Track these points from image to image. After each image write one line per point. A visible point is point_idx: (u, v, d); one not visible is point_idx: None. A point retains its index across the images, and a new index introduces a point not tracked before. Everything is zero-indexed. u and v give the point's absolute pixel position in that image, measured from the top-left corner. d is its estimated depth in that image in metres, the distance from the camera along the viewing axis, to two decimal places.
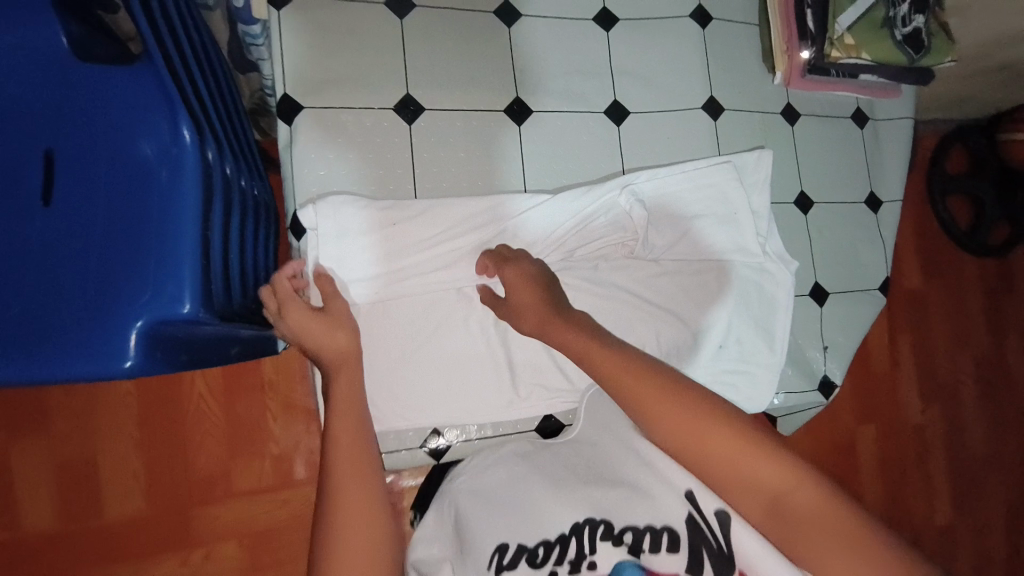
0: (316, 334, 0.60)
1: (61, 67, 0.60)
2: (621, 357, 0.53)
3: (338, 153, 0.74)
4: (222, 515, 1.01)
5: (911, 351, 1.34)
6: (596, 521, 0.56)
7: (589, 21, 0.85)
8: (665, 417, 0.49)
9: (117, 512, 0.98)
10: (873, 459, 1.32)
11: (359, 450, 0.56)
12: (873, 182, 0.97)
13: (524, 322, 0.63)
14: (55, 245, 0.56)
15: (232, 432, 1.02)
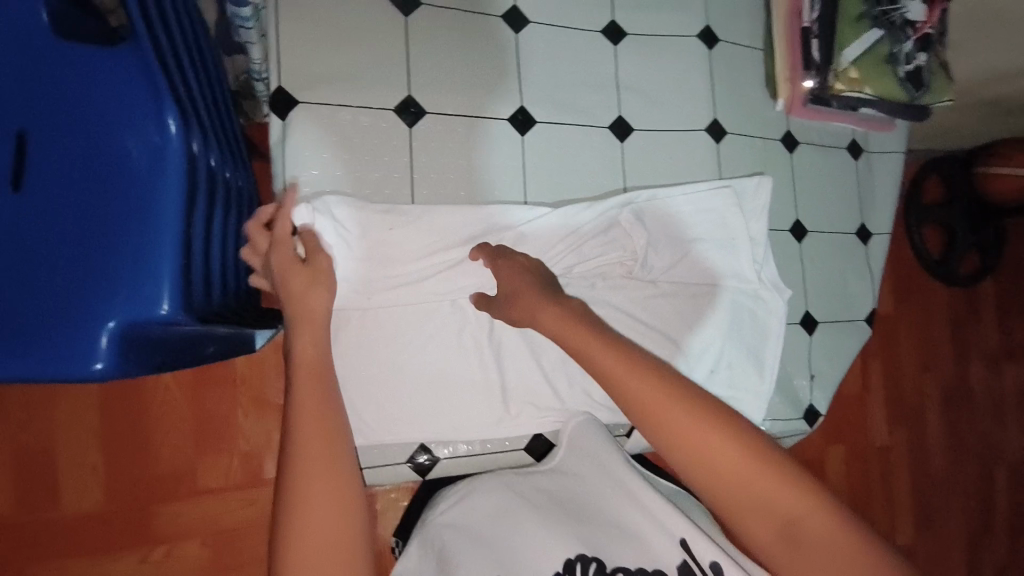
0: (294, 287, 0.57)
1: (40, 50, 0.60)
2: (633, 375, 0.54)
3: (333, 152, 0.71)
4: (184, 513, 0.98)
5: (881, 376, 1.37)
6: (588, 558, 0.59)
7: (596, 33, 0.84)
8: (688, 444, 0.51)
9: (72, 504, 0.95)
10: (844, 482, 1.33)
11: (323, 432, 0.54)
12: (864, 214, 0.99)
13: (515, 309, 0.63)
14: (27, 237, 0.58)
15: (200, 427, 0.99)
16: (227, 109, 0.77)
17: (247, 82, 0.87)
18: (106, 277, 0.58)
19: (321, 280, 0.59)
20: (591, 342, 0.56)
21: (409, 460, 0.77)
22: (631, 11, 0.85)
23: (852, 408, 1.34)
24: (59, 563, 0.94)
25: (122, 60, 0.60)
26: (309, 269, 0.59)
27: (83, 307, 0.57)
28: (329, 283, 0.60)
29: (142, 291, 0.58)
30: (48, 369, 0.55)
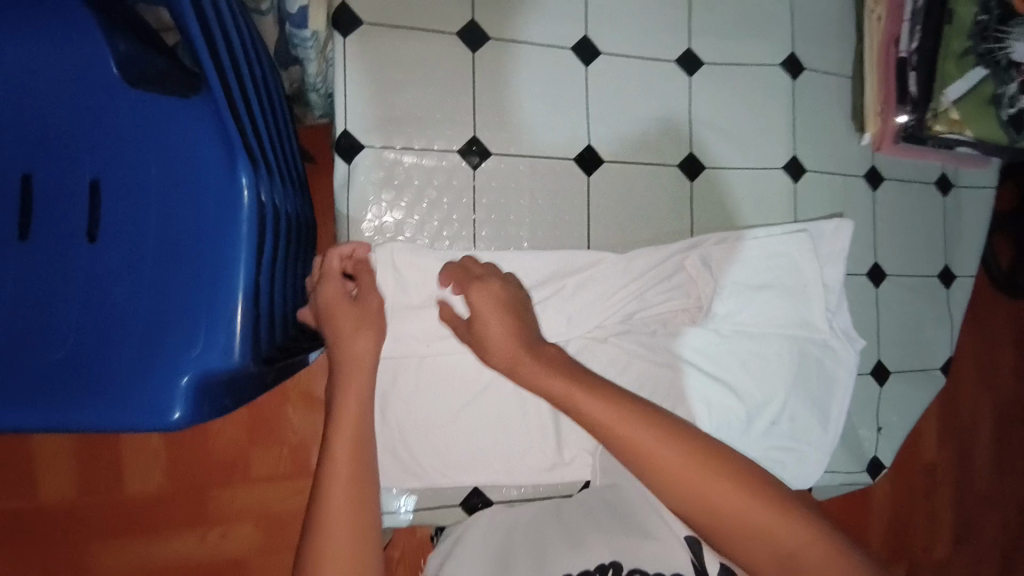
0: (345, 327, 0.60)
1: (115, 96, 0.61)
2: (630, 420, 0.50)
3: (397, 195, 0.71)
4: (237, 498, 1.04)
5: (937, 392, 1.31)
6: (606, 565, 0.58)
7: (671, 62, 0.79)
8: (666, 476, 0.48)
9: (135, 487, 1.02)
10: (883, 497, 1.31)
11: (356, 485, 0.53)
12: (948, 254, 0.92)
13: (489, 354, 0.58)
14: (107, 283, 0.60)
15: (253, 418, 1.04)
16: (288, 138, 0.78)
17: (301, 90, 0.86)
18: (182, 326, 0.60)
19: (369, 326, 0.61)
20: (578, 394, 0.52)
21: (463, 502, 0.76)
22: (709, 38, 0.80)
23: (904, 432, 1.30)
24: (125, 540, 1.01)
25: (197, 110, 0.61)
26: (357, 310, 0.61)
27: (156, 357, 0.59)
28: (376, 327, 0.62)
29: (216, 343, 0.60)
30: (125, 417, 0.57)
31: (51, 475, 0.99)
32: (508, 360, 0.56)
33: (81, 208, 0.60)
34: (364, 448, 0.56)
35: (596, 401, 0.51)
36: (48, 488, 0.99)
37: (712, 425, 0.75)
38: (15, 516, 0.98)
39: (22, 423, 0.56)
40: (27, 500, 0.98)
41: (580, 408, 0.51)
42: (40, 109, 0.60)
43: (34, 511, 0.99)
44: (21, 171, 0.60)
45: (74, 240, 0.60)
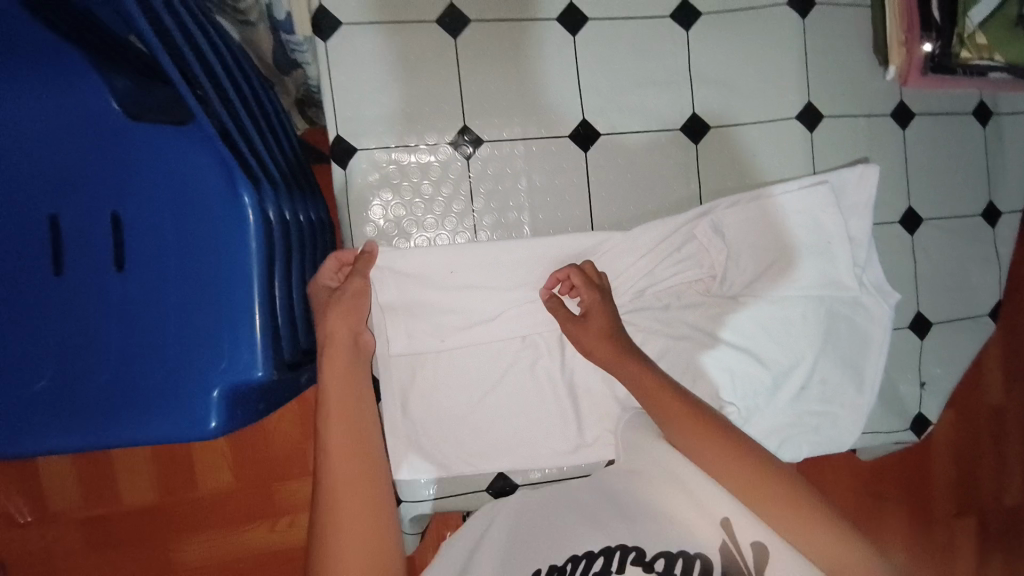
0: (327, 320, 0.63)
1: (112, 129, 0.62)
2: (689, 418, 0.61)
3: (395, 195, 0.71)
4: (300, 490, 1.12)
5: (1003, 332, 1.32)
6: (627, 547, 0.56)
7: (665, 19, 0.75)
8: (723, 469, 0.57)
9: (209, 485, 1.11)
10: (947, 446, 1.32)
11: (360, 471, 0.55)
12: (993, 190, 0.84)
13: (595, 351, 0.69)
14: (136, 309, 0.64)
15: (305, 414, 1.10)
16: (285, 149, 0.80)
17: (308, 92, 0.90)
18: (210, 343, 0.63)
19: (350, 318, 0.64)
20: (661, 392, 0.64)
21: (489, 486, 0.79)
22: None
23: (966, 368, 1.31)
24: (201, 537, 1.11)
25: (192, 139, 0.63)
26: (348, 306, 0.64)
27: (187, 374, 0.63)
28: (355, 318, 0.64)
29: (241, 358, 0.63)
30: (166, 433, 0.62)
31: (129, 479, 1.09)
32: (611, 358, 0.67)
33: (101, 241, 0.64)
34: (362, 421, 0.59)
35: (670, 399, 0.63)
36: (128, 490, 1.09)
37: (739, 399, 0.73)
38: (102, 517, 1.09)
39: (76, 445, 0.62)
40: (112, 504, 1.09)
41: (655, 404, 0.64)
42: (49, 151, 0.62)
43: (119, 514, 1.09)
44: (47, 214, 0.63)
45: (98, 272, 0.64)
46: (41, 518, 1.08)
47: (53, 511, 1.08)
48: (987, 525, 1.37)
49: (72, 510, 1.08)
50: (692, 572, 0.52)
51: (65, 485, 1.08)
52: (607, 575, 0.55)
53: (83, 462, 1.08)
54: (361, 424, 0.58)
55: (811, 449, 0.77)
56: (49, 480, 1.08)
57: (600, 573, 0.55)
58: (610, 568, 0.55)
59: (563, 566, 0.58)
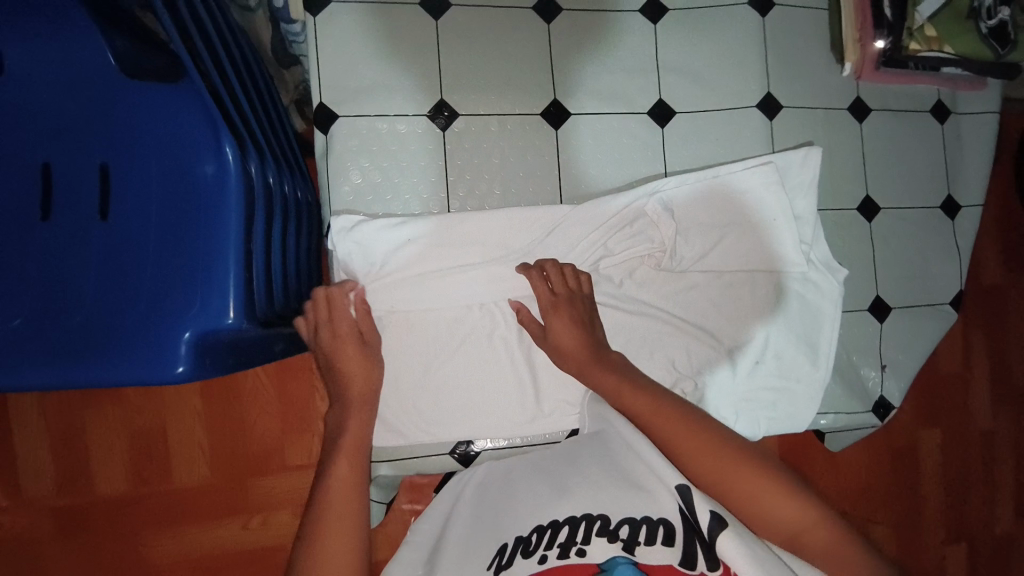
0: (352, 366, 0.69)
1: (112, 86, 0.67)
2: (658, 412, 0.64)
3: (372, 161, 0.75)
4: (276, 487, 1.12)
5: (987, 352, 1.34)
6: (593, 516, 0.55)
7: (634, 12, 0.80)
8: (688, 453, 0.59)
9: (182, 479, 1.10)
10: (935, 467, 1.32)
11: (348, 501, 0.59)
12: (950, 184, 0.88)
13: (563, 360, 0.72)
14: (117, 255, 0.66)
15: (285, 407, 1.12)
16: (279, 123, 0.86)
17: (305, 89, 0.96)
18: (186, 290, 0.65)
19: (368, 367, 0.70)
20: (625, 398, 0.67)
21: (453, 451, 0.79)
22: None
23: (949, 384, 1.33)
24: (173, 530, 1.10)
25: (182, 96, 0.67)
26: (364, 352, 0.70)
27: (160, 319, 0.64)
28: (377, 365, 0.71)
29: (211, 304, 0.64)
30: (131, 375, 0.62)
31: (102, 468, 1.09)
32: (577, 367, 0.71)
33: (89, 190, 0.67)
34: (358, 471, 0.62)
35: (640, 397, 0.66)
36: (102, 478, 1.09)
37: (690, 368, 0.78)
38: (74, 506, 1.08)
39: (33, 384, 0.61)
40: (84, 493, 1.09)
41: (627, 404, 0.66)
42: (51, 104, 0.66)
43: (92, 503, 1.09)
44: (41, 161, 0.66)
45: (84, 219, 0.66)
46: (12, 505, 1.07)
47: (24, 497, 1.07)
48: (976, 551, 1.35)
49: (43, 497, 1.08)
50: (655, 539, 0.52)
51: (39, 472, 1.08)
52: (571, 545, 0.53)
53: (59, 446, 1.08)
54: (362, 465, 0.63)
55: (768, 424, 0.80)
56: (22, 465, 1.07)
57: (565, 542, 0.53)
58: (574, 538, 0.54)
59: (529, 538, 0.56)
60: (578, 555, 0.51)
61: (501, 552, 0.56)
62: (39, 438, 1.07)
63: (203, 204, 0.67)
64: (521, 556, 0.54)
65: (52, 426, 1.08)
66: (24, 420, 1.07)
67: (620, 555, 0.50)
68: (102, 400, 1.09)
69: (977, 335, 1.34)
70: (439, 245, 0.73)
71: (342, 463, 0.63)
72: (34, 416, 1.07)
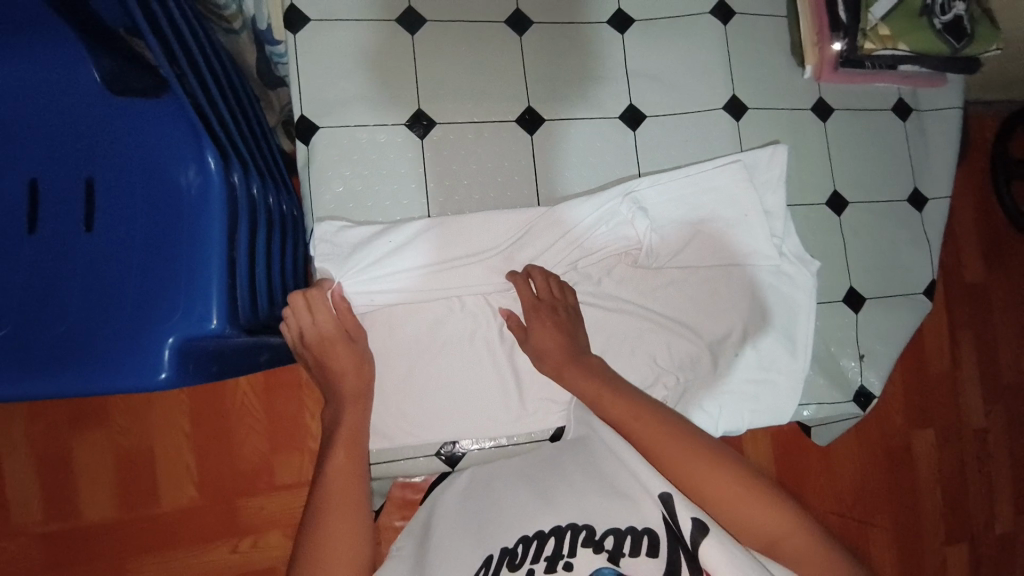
0: (341, 364, 0.70)
1: (99, 103, 0.69)
2: (640, 416, 0.63)
3: (353, 169, 0.77)
4: (265, 506, 1.11)
5: (974, 350, 1.35)
6: (578, 526, 0.55)
7: (603, 23, 0.84)
8: (669, 462, 0.59)
9: (171, 503, 1.09)
10: (931, 467, 1.31)
11: (349, 497, 0.62)
12: (917, 178, 0.91)
13: (545, 364, 0.73)
14: (101, 264, 0.67)
15: (275, 427, 1.12)
16: (263, 138, 0.87)
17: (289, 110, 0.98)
18: (168, 297, 0.66)
19: (360, 363, 0.71)
20: (603, 396, 0.67)
21: (440, 453, 0.79)
22: None
23: (940, 383, 1.33)
24: (162, 555, 1.08)
25: (165, 109, 0.69)
26: (353, 349, 0.71)
27: (142, 325, 0.64)
28: (367, 360, 0.72)
29: (195, 310, 0.65)
30: (116, 382, 0.62)
31: (90, 495, 1.08)
32: (556, 371, 0.72)
33: (75, 203, 0.68)
34: (358, 465, 0.65)
35: (619, 401, 0.65)
36: (89, 504, 1.07)
37: (672, 363, 0.80)
38: (62, 534, 1.07)
39: (17, 394, 0.61)
40: (71, 521, 1.07)
41: (607, 408, 0.66)
42: (41, 123, 0.69)
43: (80, 530, 1.07)
44: (29, 177, 0.68)
45: (70, 231, 0.68)
46: None
47: (10, 527, 1.06)
48: (976, 552, 1.34)
49: (31, 526, 1.06)
50: (640, 549, 0.52)
51: (26, 499, 1.06)
52: (558, 558, 0.53)
53: (47, 472, 1.07)
54: (360, 459, 0.66)
55: (750, 417, 0.81)
56: (8, 493, 1.06)
57: (552, 555, 0.53)
58: (561, 551, 0.54)
59: (515, 551, 0.56)
60: (565, 568, 0.52)
61: (487, 564, 0.56)
62: (25, 465, 1.06)
63: (187, 213, 0.69)
64: (507, 569, 0.54)
65: (39, 452, 1.07)
66: (11, 448, 1.06)
67: (606, 566, 0.50)
68: (90, 423, 1.08)
69: (965, 333, 1.35)
70: (421, 248, 0.75)
71: (341, 457, 0.65)
72: (21, 443, 1.06)
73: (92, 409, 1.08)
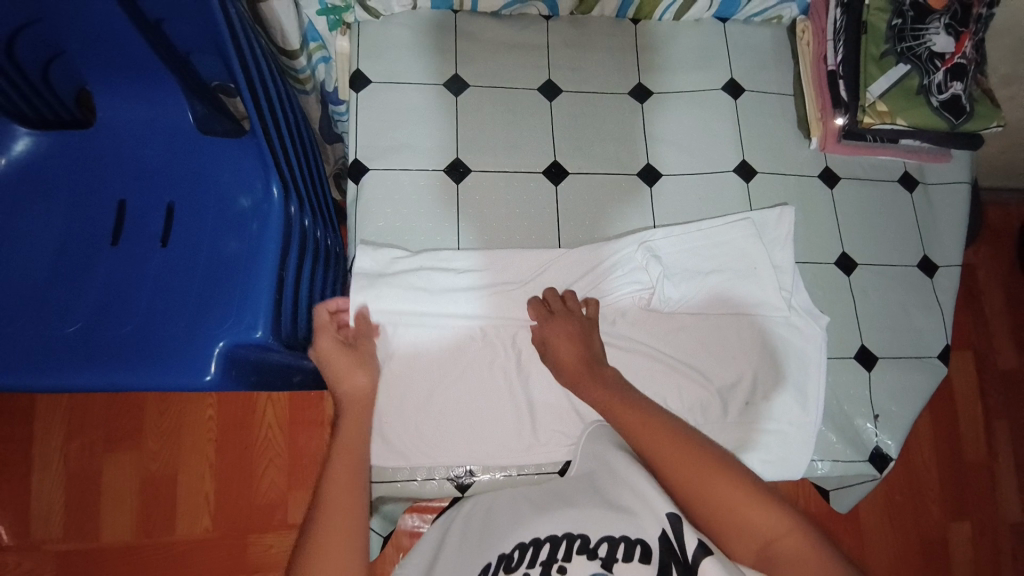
0: (340, 367, 0.73)
1: (187, 142, 0.82)
2: (648, 424, 0.63)
3: (395, 208, 0.86)
4: (275, 544, 1.12)
5: (1009, 437, 1.28)
6: (574, 535, 0.57)
7: (625, 94, 0.94)
8: (670, 468, 0.58)
9: (186, 530, 1.11)
10: (967, 561, 1.23)
11: (348, 528, 0.58)
12: (926, 245, 0.94)
13: (563, 373, 0.75)
14: (169, 276, 0.76)
15: (294, 461, 1.15)
16: (319, 184, 1.00)
17: (343, 164, 1.12)
18: (224, 309, 0.74)
19: (361, 365, 0.74)
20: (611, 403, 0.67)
21: (453, 479, 0.81)
22: (659, 73, 0.96)
23: (974, 473, 1.25)
24: None
25: (246, 151, 0.82)
26: (353, 355, 0.75)
27: (196, 329, 0.72)
28: (368, 364, 0.75)
29: (244, 320, 0.72)
30: (163, 380, 0.67)
31: (111, 515, 1.11)
32: (573, 378, 0.74)
33: (155, 225, 0.79)
34: (356, 483, 0.62)
35: (628, 410, 0.65)
36: (110, 524, 1.11)
37: (682, 406, 0.82)
38: (79, 552, 1.09)
39: (69, 385, 0.65)
40: (90, 539, 1.10)
41: (618, 417, 0.65)
42: (139, 156, 0.81)
43: (96, 549, 1.09)
44: (118, 198, 0.80)
45: (146, 247, 0.78)
46: (19, 546, 1.09)
47: (32, 540, 1.09)
48: None
49: (51, 541, 1.09)
50: (632, 555, 0.52)
51: (53, 513, 1.10)
52: (552, 562, 0.55)
53: (76, 488, 1.11)
54: (361, 475, 0.63)
55: (762, 468, 0.81)
56: (37, 506, 1.10)
57: (547, 559, 0.56)
58: (556, 555, 0.56)
59: (511, 555, 0.59)
60: (558, 571, 0.54)
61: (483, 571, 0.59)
62: (58, 477, 1.11)
63: (252, 241, 0.79)
64: (502, 572, 0.57)
65: (72, 468, 1.12)
66: (46, 461, 1.12)
67: (599, 571, 0.52)
68: (122, 443, 1.13)
69: (1000, 417, 1.29)
70: (450, 278, 0.82)
71: (340, 471, 0.63)
72: (57, 456, 1.12)
73: (126, 430, 1.14)
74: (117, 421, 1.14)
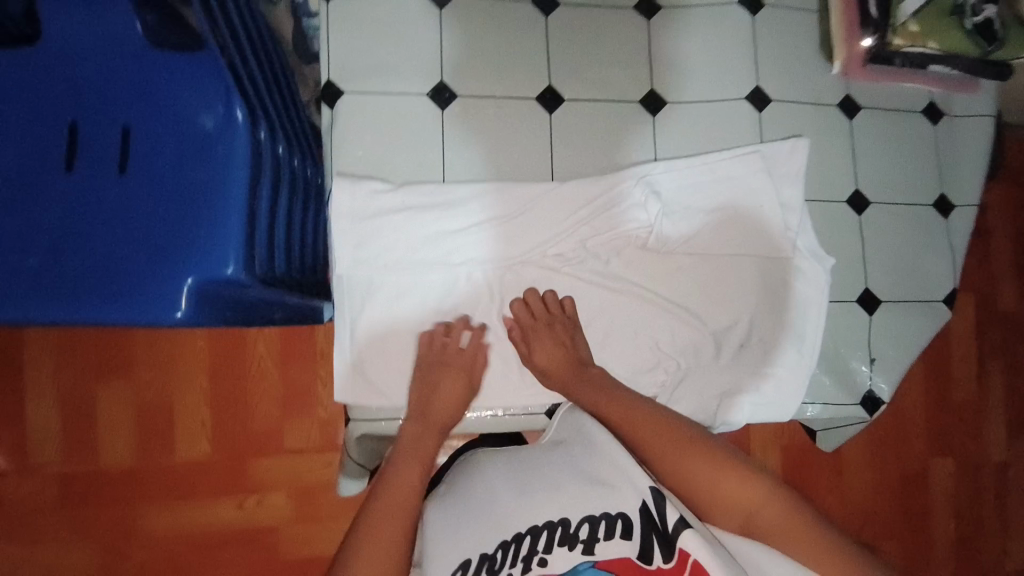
0: (445, 381, 0.75)
1: (141, 55, 0.74)
2: (637, 416, 0.66)
3: (374, 136, 0.79)
4: (273, 468, 1.14)
5: (1002, 378, 1.28)
6: (555, 524, 0.55)
7: (630, 9, 0.84)
8: (660, 457, 0.61)
9: (184, 454, 1.13)
10: (945, 496, 1.26)
11: (398, 512, 0.62)
12: (944, 184, 0.88)
13: (553, 381, 0.76)
14: (130, 203, 0.70)
15: (286, 391, 1.14)
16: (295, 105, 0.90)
17: None
18: (191, 243, 0.68)
19: (460, 375, 0.76)
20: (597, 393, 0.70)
21: None
22: None
23: (961, 413, 1.26)
24: (172, 502, 1.12)
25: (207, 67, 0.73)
26: (456, 367, 0.76)
27: (163, 263, 0.67)
28: (463, 377, 0.76)
29: (213, 254, 0.68)
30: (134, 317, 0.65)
31: (107, 440, 1.11)
32: (564, 386, 0.75)
33: (111, 148, 0.72)
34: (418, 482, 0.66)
35: (625, 403, 0.68)
36: (107, 448, 1.11)
37: (674, 348, 0.79)
38: (78, 475, 1.10)
39: (42, 319, 0.64)
40: (87, 463, 1.11)
41: (606, 413, 0.69)
42: (88, 68, 0.73)
43: (95, 473, 1.11)
44: (70, 118, 0.72)
45: (102, 173, 0.70)
46: (17, 469, 1.10)
47: (31, 463, 1.10)
48: None
49: (49, 464, 1.10)
50: (613, 533, 0.53)
51: (48, 439, 1.10)
52: (533, 556, 0.54)
53: (69, 416, 1.11)
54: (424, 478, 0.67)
55: (753, 410, 0.80)
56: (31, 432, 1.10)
57: (529, 555, 0.54)
58: (537, 548, 0.55)
59: (494, 556, 0.56)
60: (539, 565, 0.53)
61: (464, 568, 0.56)
62: (49, 405, 1.10)
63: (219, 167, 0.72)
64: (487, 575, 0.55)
65: (63, 397, 1.11)
66: (36, 389, 1.10)
67: (583, 560, 0.52)
68: (113, 372, 1.12)
69: (995, 360, 1.28)
70: (433, 216, 0.77)
71: (410, 470, 0.67)
72: (46, 387, 1.10)
73: (116, 361, 1.12)
74: (105, 351, 1.11)
